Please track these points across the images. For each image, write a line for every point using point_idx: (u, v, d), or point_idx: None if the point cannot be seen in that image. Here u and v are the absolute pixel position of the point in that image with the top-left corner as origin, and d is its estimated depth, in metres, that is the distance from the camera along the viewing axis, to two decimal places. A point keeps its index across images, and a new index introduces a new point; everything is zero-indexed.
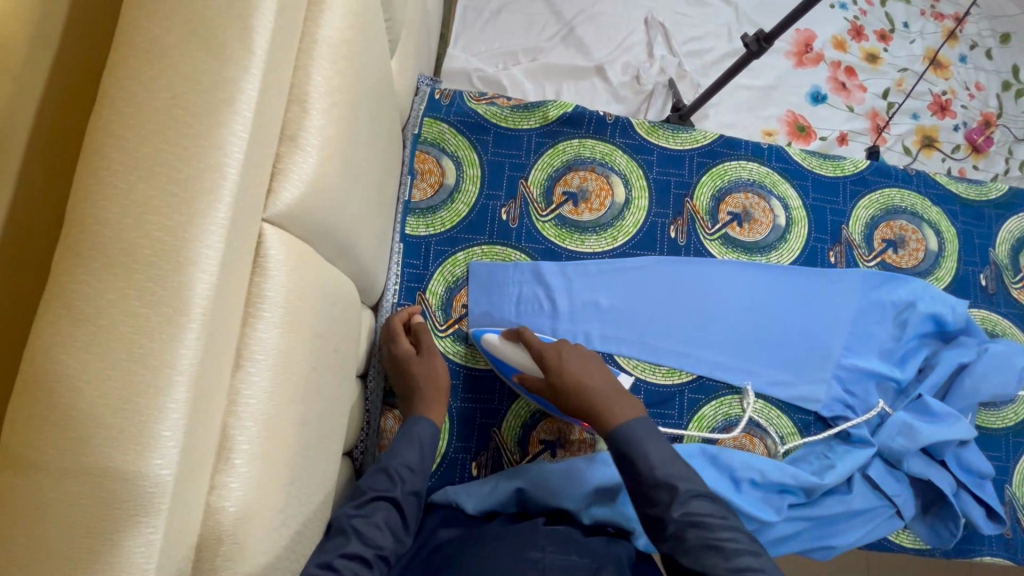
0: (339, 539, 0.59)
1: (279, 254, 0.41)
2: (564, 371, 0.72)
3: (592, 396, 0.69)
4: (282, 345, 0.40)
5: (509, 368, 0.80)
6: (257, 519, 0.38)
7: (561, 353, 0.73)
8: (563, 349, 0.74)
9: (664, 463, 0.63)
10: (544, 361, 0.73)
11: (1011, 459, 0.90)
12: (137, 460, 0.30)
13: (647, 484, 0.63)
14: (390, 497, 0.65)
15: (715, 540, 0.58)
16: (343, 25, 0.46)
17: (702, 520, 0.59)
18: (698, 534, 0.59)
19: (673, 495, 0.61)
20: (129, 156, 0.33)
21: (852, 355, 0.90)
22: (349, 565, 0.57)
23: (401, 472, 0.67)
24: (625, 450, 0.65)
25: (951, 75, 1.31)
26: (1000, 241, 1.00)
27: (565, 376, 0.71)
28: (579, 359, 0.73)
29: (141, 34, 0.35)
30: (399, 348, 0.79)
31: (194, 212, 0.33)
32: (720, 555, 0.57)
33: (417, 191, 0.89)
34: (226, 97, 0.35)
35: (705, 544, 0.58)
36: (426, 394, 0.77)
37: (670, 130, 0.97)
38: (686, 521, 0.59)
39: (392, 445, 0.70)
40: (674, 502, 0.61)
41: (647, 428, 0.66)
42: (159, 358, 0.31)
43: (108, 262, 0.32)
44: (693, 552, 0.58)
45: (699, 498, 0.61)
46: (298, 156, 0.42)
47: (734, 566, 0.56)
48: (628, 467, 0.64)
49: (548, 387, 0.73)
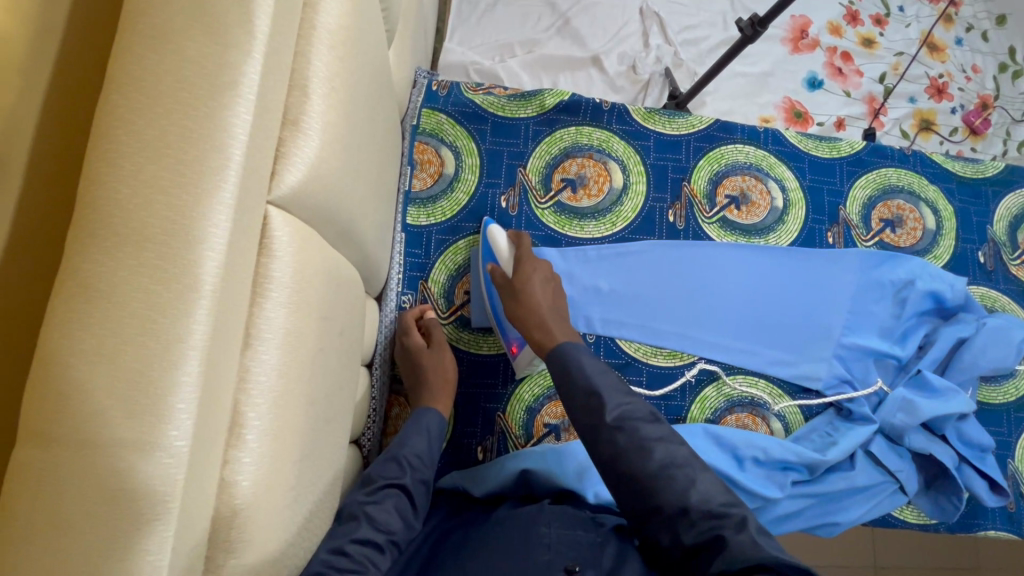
0: (351, 525, 0.60)
1: (284, 236, 0.42)
2: (528, 285, 0.77)
3: (536, 306, 0.75)
4: (289, 325, 0.41)
5: (490, 259, 0.85)
6: (269, 493, 0.39)
7: (534, 270, 0.79)
8: (538, 271, 0.79)
9: (599, 373, 0.65)
10: (519, 268, 0.79)
11: (1012, 434, 0.90)
12: (153, 430, 0.31)
13: (581, 391, 0.63)
14: (399, 485, 0.66)
15: (645, 441, 0.58)
16: (341, 13, 0.47)
17: (633, 423, 0.59)
18: (627, 437, 0.59)
19: (605, 400, 0.61)
20: (136, 137, 0.34)
21: (852, 333, 0.91)
22: (361, 550, 0.57)
23: (410, 460, 0.69)
24: (558, 355, 0.68)
25: (947, 58, 1.31)
26: (998, 219, 1.00)
27: (528, 288, 0.76)
28: (547, 290, 0.78)
29: (143, 19, 0.36)
30: (411, 342, 0.81)
31: (202, 192, 0.34)
32: (646, 456, 0.57)
33: (417, 181, 0.90)
34: (229, 81, 0.36)
35: (636, 446, 0.58)
36: (432, 384, 0.78)
37: (666, 115, 0.97)
38: (617, 424, 0.59)
39: (401, 434, 0.72)
40: (606, 407, 0.60)
41: (584, 353, 0.68)
42: (172, 333, 0.32)
43: (119, 241, 0.33)
44: (625, 456, 0.58)
45: (631, 404, 0.61)
46: (301, 140, 0.43)
47: (660, 463, 0.57)
48: (564, 376, 0.66)
49: (506, 284, 0.78)
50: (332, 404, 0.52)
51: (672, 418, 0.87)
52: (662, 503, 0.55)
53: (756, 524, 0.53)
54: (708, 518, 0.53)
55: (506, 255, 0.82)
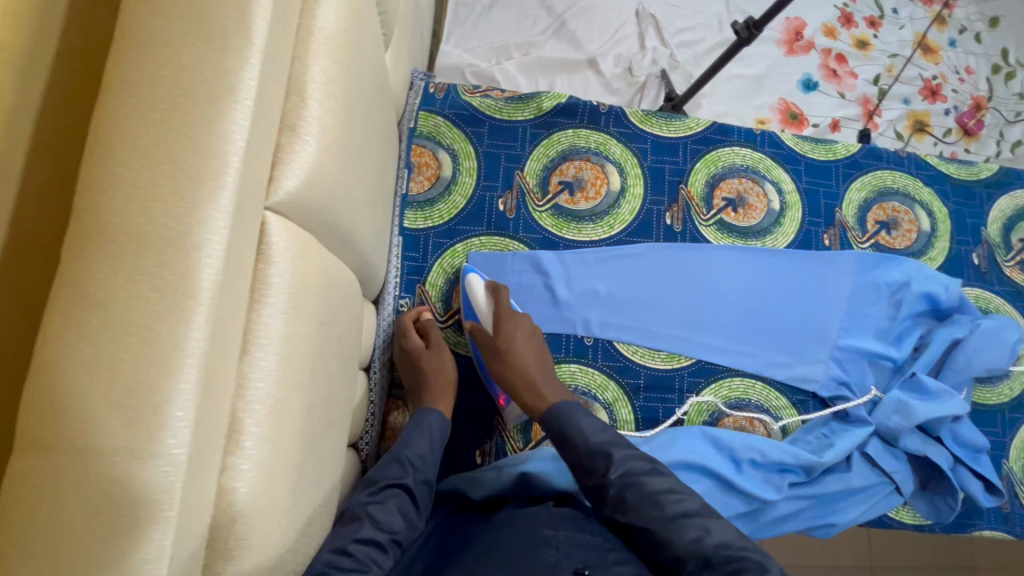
0: (353, 525, 0.60)
1: (282, 242, 0.41)
2: (512, 345, 0.76)
3: (524, 366, 0.75)
4: (287, 331, 0.41)
5: (471, 314, 0.84)
6: (268, 501, 0.39)
7: (516, 325, 0.78)
8: (519, 326, 0.79)
9: (596, 433, 0.67)
10: (500, 324, 0.78)
11: (1006, 434, 0.91)
12: (151, 439, 0.31)
13: (584, 453, 0.65)
14: (402, 485, 0.66)
15: (654, 493, 0.60)
16: (338, 17, 0.47)
17: (638, 478, 0.62)
18: (637, 492, 0.61)
19: (609, 461, 0.64)
20: (133, 143, 0.34)
21: (848, 335, 0.91)
22: (363, 550, 0.58)
23: (413, 460, 0.68)
24: (554, 420, 0.69)
25: (941, 60, 1.32)
26: (992, 221, 1.01)
27: (512, 349, 0.76)
28: (532, 345, 0.78)
29: (140, 24, 0.36)
30: (410, 343, 0.81)
31: (199, 198, 0.34)
32: (658, 508, 0.59)
33: (414, 184, 0.90)
34: (227, 87, 0.36)
35: (646, 500, 0.60)
36: (433, 387, 0.78)
37: (663, 118, 0.97)
38: (624, 482, 0.62)
39: (403, 434, 0.72)
40: (611, 467, 0.63)
41: (580, 414, 0.69)
42: (170, 340, 0.32)
43: (116, 247, 0.32)
44: (637, 510, 0.60)
45: (634, 459, 0.64)
46: (298, 145, 0.43)
47: (672, 512, 0.58)
48: (564, 441, 0.67)
49: (490, 342, 0.78)
50: (330, 409, 0.52)
51: (670, 420, 0.87)
52: (679, 553, 0.56)
53: (774, 565, 0.55)
54: (728, 558, 0.55)
55: (486, 311, 0.81)
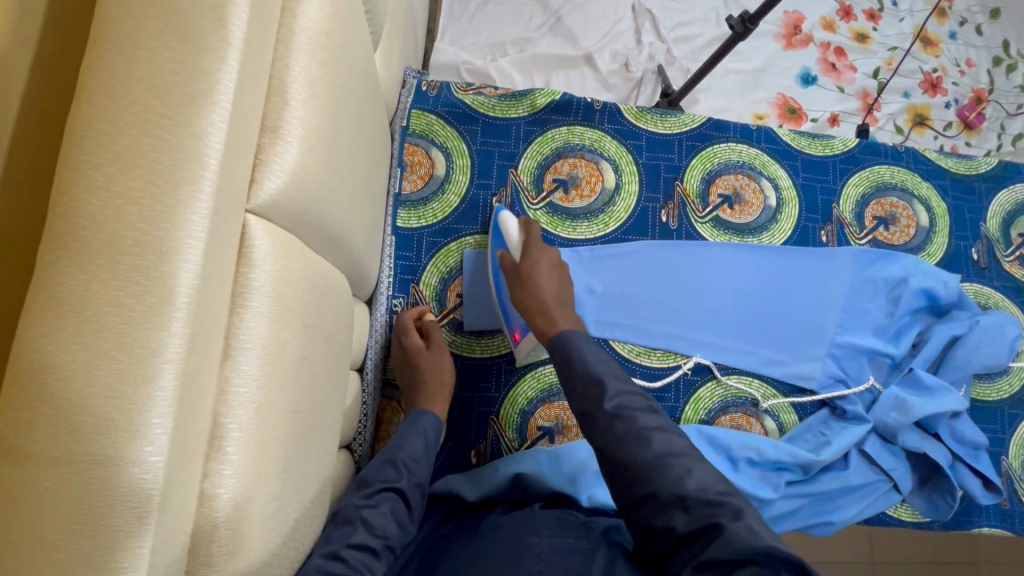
0: (346, 528, 0.59)
1: (264, 245, 0.41)
2: (534, 273, 0.76)
3: (540, 292, 0.74)
4: (271, 335, 0.41)
5: (499, 242, 0.84)
6: (252, 507, 0.39)
7: (542, 255, 0.78)
8: (546, 258, 0.78)
9: (601, 364, 0.65)
10: (528, 253, 0.78)
11: (1006, 431, 0.90)
12: (128, 446, 0.31)
13: (582, 380, 0.64)
14: (396, 488, 0.65)
15: (642, 430, 0.59)
16: (321, 16, 0.46)
17: (631, 413, 0.60)
18: (626, 424, 0.59)
19: (604, 390, 0.62)
20: (108, 147, 0.33)
21: (845, 332, 0.91)
22: (357, 556, 0.57)
23: (407, 463, 0.68)
24: (560, 344, 0.68)
25: (941, 53, 1.31)
26: (991, 216, 1.00)
27: (534, 277, 0.75)
28: (554, 278, 0.77)
29: (115, 25, 0.35)
30: (410, 342, 0.80)
31: (176, 201, 0.33)
32: (644, 444, 0.58)
33: (407, 183, 0.89)
34: (204, 89, 0.35)
35: (633, 434, 0.59)
36: (428, 388, 0.78)
37: (658, 114, 0.97)
38: (614, 413, 0.60)
39: (396, 436, 0.71)
40: (605, 397, 0.61)
41: (589, 343, 0.68)
42: (146, 347, 0.31)
43: (91, 253, 0.32)
44: (622, 443, 0.59)
45: (630, 395, 0.62)
46: (280, 147, 0.42)
47: (656, 452, 0.57)
48: (566, 365, 0.66)
49: (514, 269, 0.78)
50: (319, 412, 0.51)
51: None
52: (656, 490, 0.56)
53: (751, 514, 0.53)
54: (705, 504, 0.53)
55: (516, 240, 0.81)
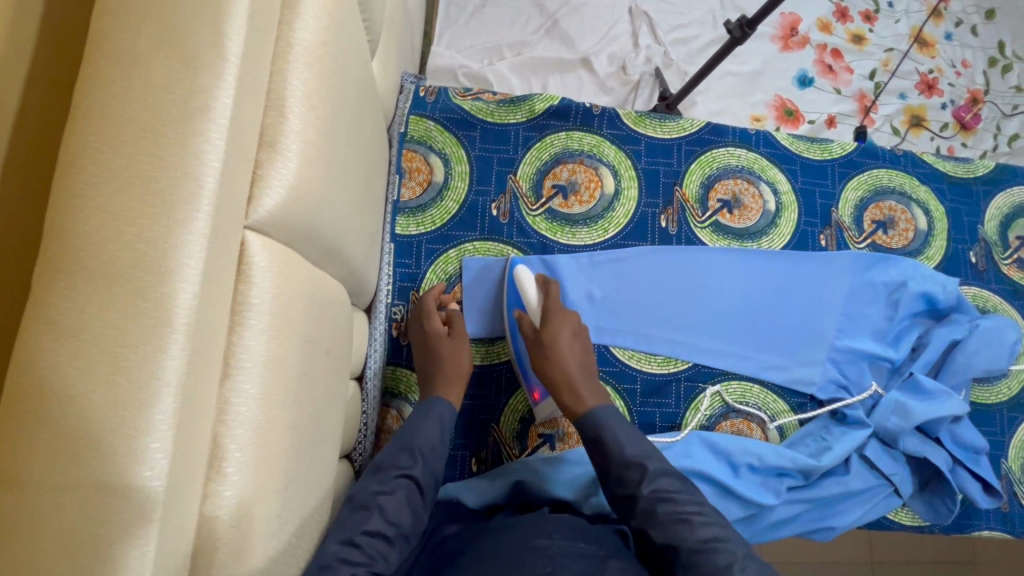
0: (360, 515, 0.59)
1: (263, 261, 0.40)
2: (556, 339, 0.76)
3: (564, 364, 0.74)
4: (271, 353, 0.40)
5: (517, 302, 0.86)
6: (253, 527, 0.38)
7: (563, 322, 0.79)
8: (567, 324, 0.79)
9: (633, 446, 0.66)
10: (548, 319, 0.79)
11: (1006, 434, 0.90)
12: (127, 472, 0.30)
13: (618, 464, 0.65)
14: (410, 476, 0.64)
15: (683, 513, 0.60)
16: (319, 27, 0.46)
17: (670, 495, 0.62)
18: (668, 509, 0.61)
19: (642, 473, 0.64)
20: (105, 166, 0.33)
21: (846, 336, 0.91)
22: (371, 542, 0.57)
23: (422, 451, 0.67)
24: (590, 424, 0.69)
25: (937, 54, 1.31)
26: (989, 218, 1.00)
27: (554, 342, 0.76)
28: (575, 343, 0.78)
29: (109, 41, 0.35)
30: (430, 327, 0.80)
31: (174, 221, 0.33)
32: (688, 527, 0.59)
33: (405, 190, 0.89)
34: (201, 106, 0.35)
35: (675, 517, 0.60)
36: (447, 374, 0.77)
37: (657, 119, 0.96)
38: (655, 497, 0.62)
39: (411, 422, 0.70)
40: (643, 480, 0.63)
41: (619, 421, 0.69)
42: (144, 369, 0.31)
43: (87, 275, 0.31)
44: (665, 527, 0.60)
45: (668, 475, 0.64)
46: (278, 161, 0.42)
47: (701, 537, 0.58)
48: (598, 445, 0.68)
49: (535, 336, 0.78)
50: (319, 426, 0.51)
51: (666, 425, 0.86)
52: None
53: None
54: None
55: (535, 305, 0.82)
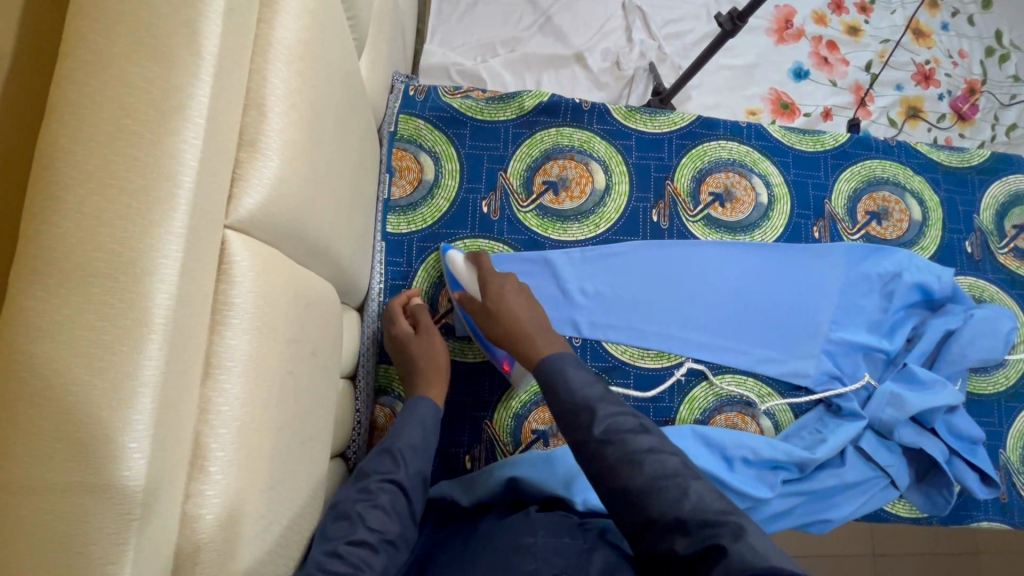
0: (343, 525, 0.58)
1: (243, 261, 0.41)
2: (502, 299, 0.76)
3: (513, 319, 0.74)
4: (254, 351, 0.40)
5: (456, 287, 0.84)
6: (237, 527, 0.38)
7: (502, 283, 0.78)
8: (507, 285, 0.78)
9: (584, 384, 0.65)
10: (487, 287, 0.77)
11: (1003, 424, 0.90)
12: (105, 471, 0.31)
13: (567, 407, 0.64)
14: (394, 480, 0.64)
15: (634, 454, 0.59)
16: (299, 26, 0.46)
17: (621, 436, 0.60)
18: (618, 451, 0.59)
19: (592, 415, 0.62)
20: (80, 168, 0.33)
21: (839, 328, 0.90)
22: (356, 552, 0.56)
23: (404, 453, 0.66)
24: (544, 369, 0.68)
25: (933, 44, 1.30)
26: (985, 208, 0.99)
27: (501, 305, 0.76)
28: (519, 298, 0.77)
29: (83, 43, 0.35)
30: (398, 330, 0.80)
31: (149, 223, 0.33)
32: (636, 467, 0.58)
33: (396, 189, 0.89)
34: (177, 105, 0.35)
35: (624, 459, 0.59)
36: (425, 372, 0.77)
37: (647, 114, 0.96)
38: (605, 438, 0.60)
39: (394, 427, 0.70)
40: (593, 423, 0.61)
41: (571, 361, 0.68)
42: (120, 370, 0.31)
43: (63, 276, 0.32)
44: (616, 471, 0.59)
45: (619, 416, 0.62)
46: (258, 161, 0.42)
47: (650, 475, 0.57)
48: (551, 392, 0.66)
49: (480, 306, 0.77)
50: (306, 424, 0.51)
51: (661, 420, 0.86)
52: (655, 515, 0.56)
53: (751, 528, 0.52)
54: (701, 526, 0.53)
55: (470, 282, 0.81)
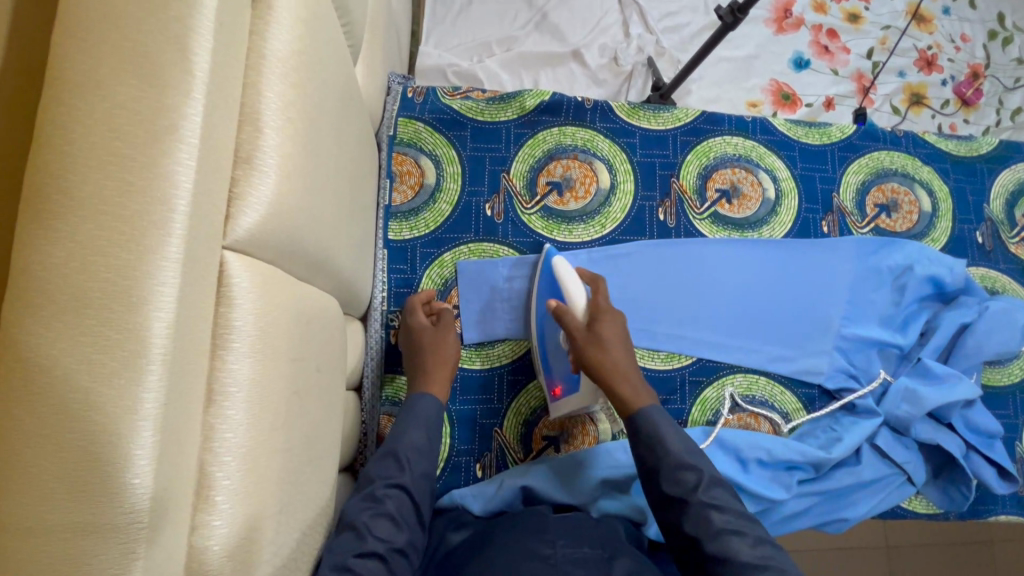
0: (350, 537, 0.56)
1: (244, 282, 0.39)
2: (607, 338, 0.73)
3: (618, 365, 0.71)
4: (257, 376, 0.39)
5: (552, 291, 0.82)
6: (246, 557, 0.37)
7: (613, 322, 0.75)
8: (615, 324, 0.75)
9: (684, 447, 0.65)
10: (593, 322, 0.74)
11: (1020, 416, 0.88)
12: (108, 511, 0.29)
13: (669, 461, 0.63)
14: (399, 484, 0.63)
15: (736, 525, 0.58)
16: (293, 36, 0.44)
17: (723, 505, 0.60)
18: (720, 518, 0.59)
19: (699, 478, 0.62)
20: (70, 194, 0.31)
21: (852, 324, 0.89)
22: (364, 564, 0.55)
23: (408, 457, 0.65)
24: (645, 423, 0.67)
25: (935, 29, 1.28)
26: (994, 197, 0.98)
27: (607, 344, 0.73)
28: (624, 343, 0.74)
29: (68, 62, 0.33)
30: (415, 322, 0.79)
31: (144, 248, 0.31)
32: (740, 540, 0.57)
33: (397, 194, 0.87)
34: (169, 124, 0.33)
35: (727, 528, 0.58)
36: (427, 365, 0.75)
37: (650, 110, 0.94)
38: (707, 504, 0.60)
39: (398, 427, 0.68)
40: (699, 485, 0.61)
41: (671, 423, 0.67)
42: (119, 405, 0.30)
43: (59, 307, 0.30)
44: (716, 537, 0.58)
45: (720, 486, 0.62)
46: (256, 178, 0.40)
47: (757, 553, 0.56)
48: (650, 443, 0.65)
49: (585, 334, 0.74)
50: (314, 446, 0.49)
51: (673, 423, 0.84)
52: None
53: None
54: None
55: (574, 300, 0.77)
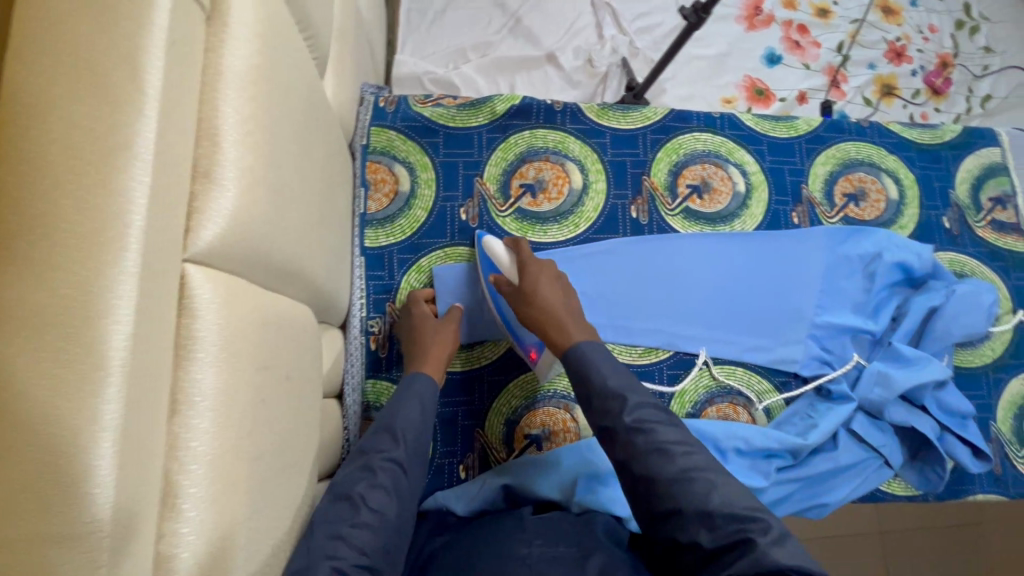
0: (345, 507, 0.57)
1: (206, 294, 0.40)
2: (537, 287, 0.76)
3: (549, 309, 0.74)
4: (222, 385, 0.40)
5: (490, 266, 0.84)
6: (216, 563, 0.38)
7: (541, 271, 0.77)
8: (545, 272, 0.78)
9: (614, 377, 0.66)
10: (524, 274, 0.77)
11: (992, 396, 0.90)
12: (68, 521, 0.30)
13: (597, 393, 0.65)
14: (394, 458, 0.63)
15: (664, 444, 0.59)
16: (250, 52, 0.45)
17: (651, 426, 0.61)
18: (647, 440, 0.60)
19: (624, 404, 0.63)
20: (25, 214, 0.32)
21: (824, 312, 0.91)
22: (357, 534, 0.56)
23: (404, 432, 0.66)
24: (575, 361, 0.69)
25: (903, 21, 1.31)
26: (960, 182, 1.00)
27: (537, 291, 0.75)
28: (555, 289, 0.76)
29: (20, 85, 0.34)
30: (418, 312, 0.82)
31: (100, 264, 0.32)
32: (667, 459, 0.58)
33: (372, 202, 0.88)
34: (122, 143, 0.34)
35: (654, 449, 0.59)
36: (427, 352, 0.77)
37: (620, 110, 0.96)
38: (634, 427, 0.61)
39: (392, 403, 0.69)
40: (624, 410, 0.62)
41: (600, 353, 0.69)
42: (78, 417, 0.30)
43: (16, 325, 0.31)
44: (644, 459, 0.59)
45: (648, 408, 0.63)
46: (215, 192, 0.41)
47: (680, 467, 0.57)
48: (581, 382, 0.67)
49: (516, 291, 0.77)
50: (286, 450, 0.50)
51: None
52: (683, 506, 0.55)
53: (783, 528, 0.53)
54: (730, 520, 0.53)
55: (508, 264, 0.81)
